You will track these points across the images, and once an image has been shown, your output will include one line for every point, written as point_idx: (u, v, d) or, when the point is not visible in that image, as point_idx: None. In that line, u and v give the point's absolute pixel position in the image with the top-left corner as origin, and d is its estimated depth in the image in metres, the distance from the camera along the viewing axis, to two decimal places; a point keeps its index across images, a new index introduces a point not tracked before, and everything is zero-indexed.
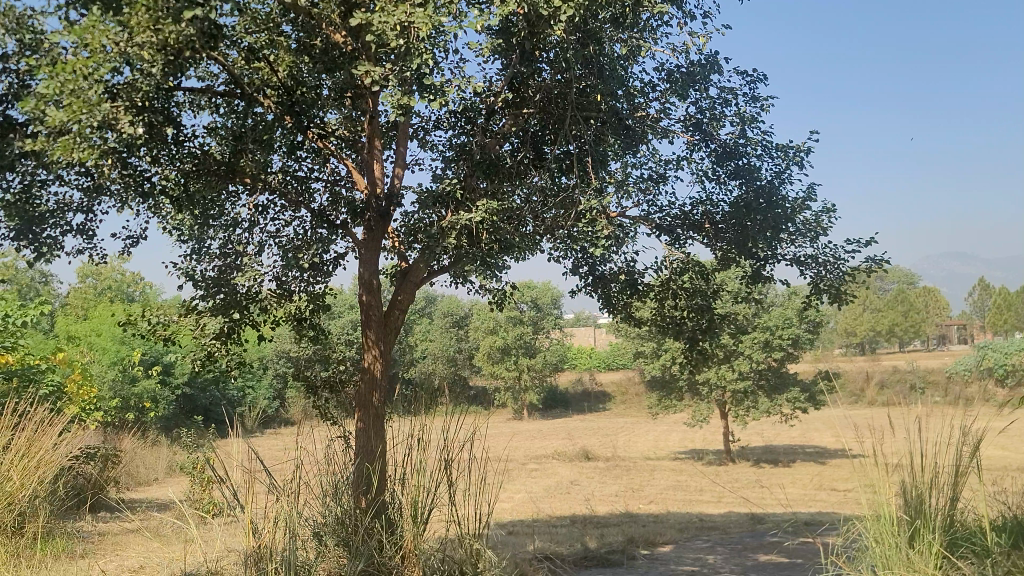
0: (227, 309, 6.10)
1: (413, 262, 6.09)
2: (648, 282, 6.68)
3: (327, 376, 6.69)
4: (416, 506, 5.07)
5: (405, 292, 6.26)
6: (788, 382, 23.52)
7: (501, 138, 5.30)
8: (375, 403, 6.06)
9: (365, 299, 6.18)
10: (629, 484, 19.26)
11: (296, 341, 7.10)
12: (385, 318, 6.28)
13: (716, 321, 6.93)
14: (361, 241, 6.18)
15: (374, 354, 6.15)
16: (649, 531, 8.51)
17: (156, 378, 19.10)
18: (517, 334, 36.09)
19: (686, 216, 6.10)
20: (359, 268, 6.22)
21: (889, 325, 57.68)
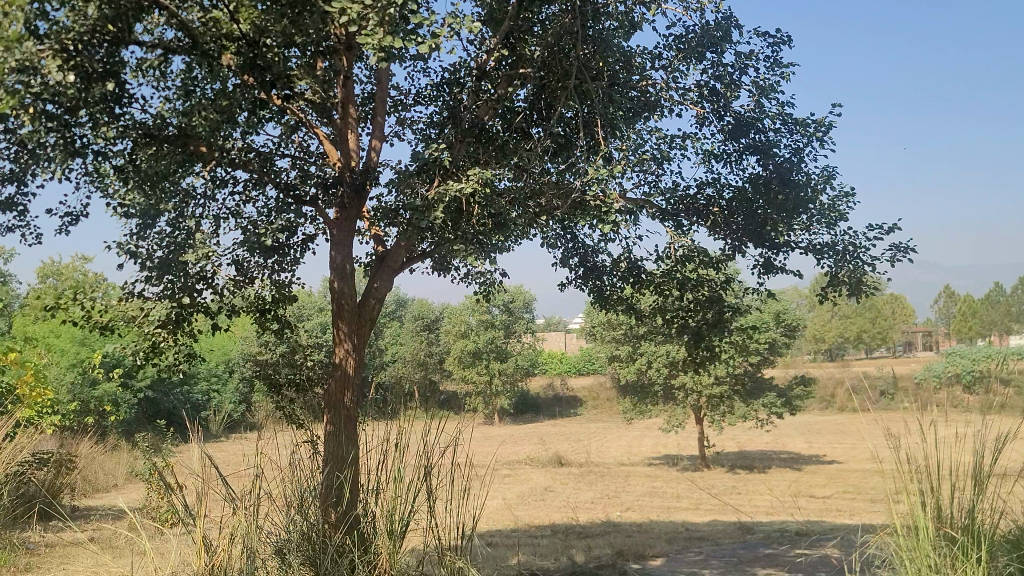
0: (177, 295, 5.56)
1: (392, 245, 5.61)
2: (651, 270, 6.26)
3: (296, 373, 6.19)
4: (392, 520, 4.55)
5: (381, 278, 5.76)
6: (764, 387, 23.27)
7: (497, 106, 4.92)
8: (347, 403, 5.51)
9: (337, 286, 5.66)
10: (606, 491, 18.79)
11: (259, 335, 6.57)
12: (358, 308, 5.73)
13: (725, 316, 6.50)
14: (333, 221, 5.67)
15: (346, 349, 5.60)
16: (638, 542, 8.00)
17: (117, 380, 18.24)
18: (488, 338, 35.57)
19: (687, 199, 5.74)
20: (331, 252, 5.71)
21: (856, 331, 58.08)
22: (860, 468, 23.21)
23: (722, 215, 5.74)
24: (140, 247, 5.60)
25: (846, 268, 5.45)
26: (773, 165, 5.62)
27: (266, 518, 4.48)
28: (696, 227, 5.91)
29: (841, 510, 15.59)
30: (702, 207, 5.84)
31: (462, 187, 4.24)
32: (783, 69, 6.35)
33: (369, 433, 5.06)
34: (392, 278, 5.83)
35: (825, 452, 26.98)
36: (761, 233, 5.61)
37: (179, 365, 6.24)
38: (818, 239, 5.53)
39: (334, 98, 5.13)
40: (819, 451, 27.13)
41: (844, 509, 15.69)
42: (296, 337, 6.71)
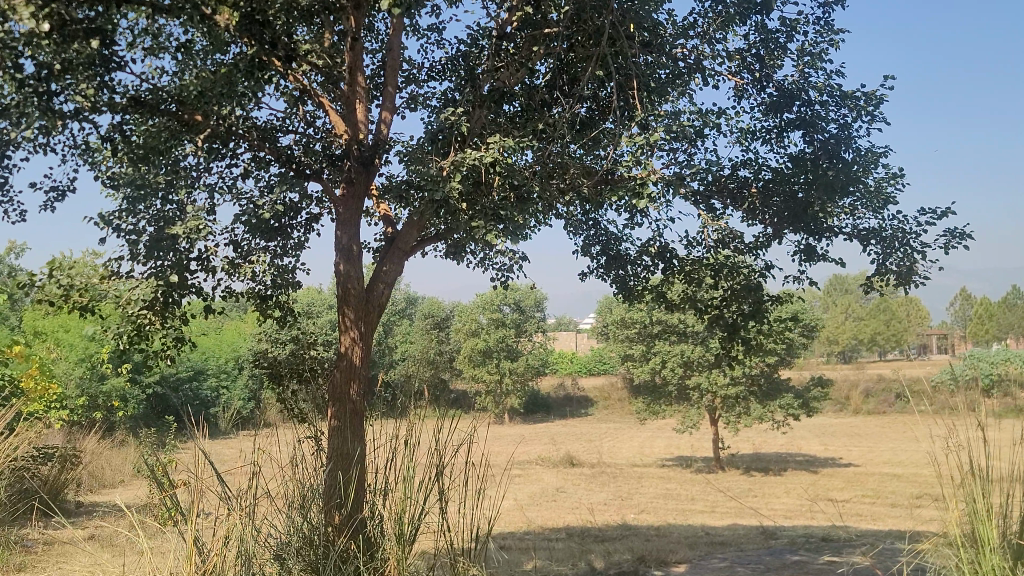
0: (164, 269, 5.26)
1: (403, 226, 5.33)
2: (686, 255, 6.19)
3: (297, 365, 5.89)
4: (401, 523, 4.18)
5: (391, 262, 5.47)
6: (780, 388, 22.81)
7: (522, 73, 4.80)
8: (353, 397, 5.18)
9: (343, 270, 5.34)
10: (619, 492, 18.42)
11: (258, 322, 6.36)
12: (366, 294, 5.40)
13: (765, 305, 6.34)
14: (338, 198, 5.40)
15: (352, 337, 5.28)
16: (657, 547, 7.63)
17: (125, 376, 17.94)
18: (500, 337, 35.18)
19: (718, 181, 5.69)
20: (338, 233, 5.41)
21: (871, 334, 57.70)
22: (877, 471, 22.79)
23: (758, 198, 5.67)
24: (126, 222, 5.33)
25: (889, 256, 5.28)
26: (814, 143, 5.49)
27: (263, 518, 4.16)
28: (727, 210, 5.89)
29: (863, 515, 15.19)
30: (734, 189, 5.79)
31: (480, 156, 4.15)
32: (834, 34, 6.16)
33: (376, 429, 4.72)
34: (402, 262, 5.55)
35: (840, 454, 26.52)
36: (804, 216, 5.49)
37: (167, 351, 6.03)
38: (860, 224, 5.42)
39: (341, 64, 5.03)
40: (836, 454, 26.66)
41: (866, 513, 15.28)
42: (297, 325, 6.46)
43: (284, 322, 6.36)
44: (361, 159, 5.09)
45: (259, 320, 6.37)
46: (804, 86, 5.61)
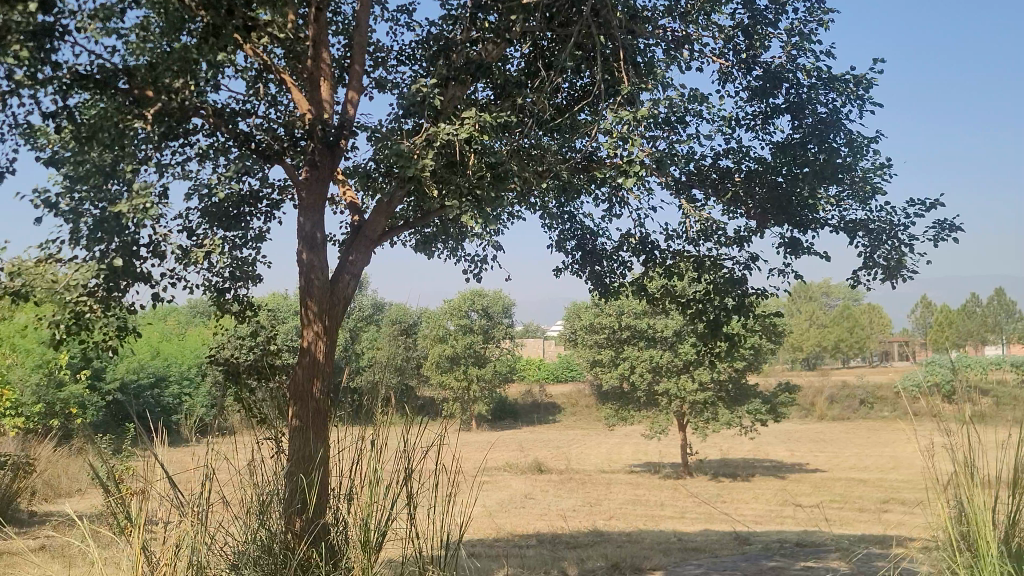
0: (108, 252, 4.97)
1: (369, 214, 5.17)
2: (663, 248, 6.42)
3: (254, 363, 5.63)
4: (367, 529, 3.94)
5: (358, 251, 5.28)
6: (748, 394, 22.77)
7: (499, 47, 4.95)
8: (316, 394, 4.93)
9: (307, 259, 5.12)
10: (587, 499, 18.24)
11: (218, 316, 6.18)
12: (331, 286, 5.19)
13: (750, 301, 6.32)
14: (301, 182, 5.26)
15: (316, 331, 5.05)
16: (631, 553, 7.45)
17: (83, 382, 17.36)
18: (467, 343, 34.85)
19: (701, 172, 5.83)
20: (302, 222, 5.21)
21: (835, 341, 58.50)
22: (844, 476, 22.83)
23: (742, 187, 5.79)
24: (66, 205, 5.03)
25: (880, 249, 5.50)
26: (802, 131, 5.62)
27: (216, 522, 3.90)
28: (710, 199, 6.03)
29: (831, 520, 15.17)
30: (717, 180, 5.93)
31: (455, 132, 4.29)
32: (824, 13, 6.33)
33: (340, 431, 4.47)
34: (368, 253, 5.37)
35: (807, 459, 26.58)
36: (790, 207, 5.62)
37: (109, 342, 5.78)
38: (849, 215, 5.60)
39: (306, 40, 5.13)
40: (802, 460, 26.72)
41: (834, 519, 15.25)
42: (257, 319, 6.26)
43: (243, 316, 6.14)
44: (325, 139, 5.02)
45: (216, 316, 6.18)
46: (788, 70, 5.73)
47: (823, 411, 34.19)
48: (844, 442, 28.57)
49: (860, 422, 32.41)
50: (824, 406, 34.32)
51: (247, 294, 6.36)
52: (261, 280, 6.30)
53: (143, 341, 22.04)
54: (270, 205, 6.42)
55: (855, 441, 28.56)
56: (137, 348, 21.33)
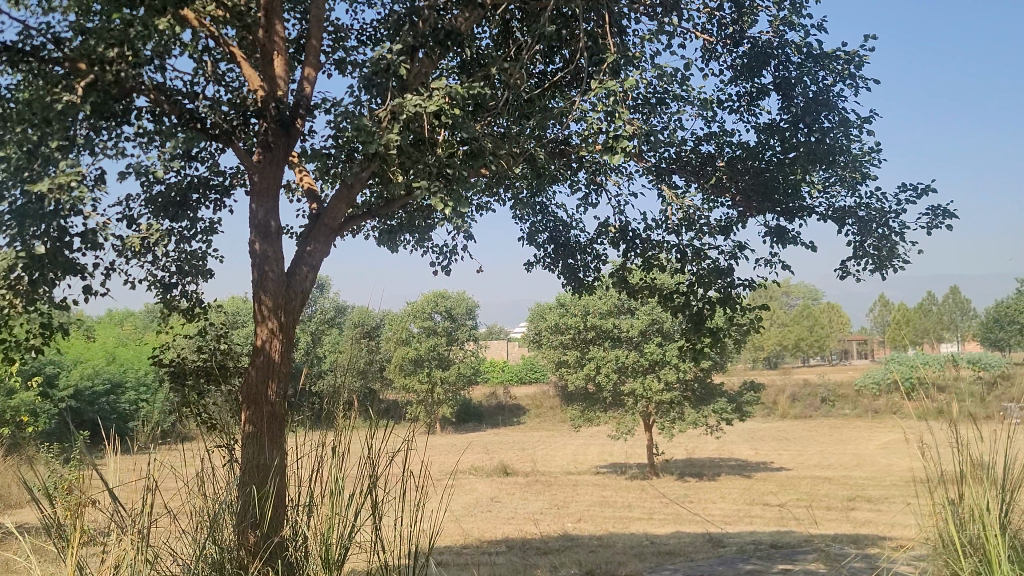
0: (29, 244, 4.58)
1: (330, 199, 4.92)
2: (641, 236, 6.40)
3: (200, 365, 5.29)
4: (329, 543, 3.65)
5: (316, 241, 5.00)
6: (714, 392, 22.74)
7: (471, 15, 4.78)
8: (271, 396, 4.60)
9: (261, 250, 4.83)
10: (554, 501, 17.97)
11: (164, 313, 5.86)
12: (287, 279, 4.88)
13: (729, 294, 6.14)
14: (253, 163, 5.00)
15: (270, 328, 4.74)
16: (605, 560, 7.22)
17: (34, 389, 16.63)
18: (431, 345, 34.43)
19: (681, 157, 5.77)
20: (258, 209, 4.93)
21: (795, 340, 59.03)
22: (808, 474, 22.88)
23: (725, 172, 5.75)
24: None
25: (869, 239, 5.55)
26: (788, 113, 5.58)
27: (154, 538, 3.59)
28: (688, 185, 5.99)
29: (799, 520, 15.14)
30: (697, 165, 5.87)
31: (423, 103, 4.12)
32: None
33: (297, 435, 4.15)
34: (328, 244, 5.10)
35: (771, 458, 26.65)
36: (772, 190, 5.57)
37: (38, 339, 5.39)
38: (836, 203, 5.64)
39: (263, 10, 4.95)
40: (767, 458, 26.80)
41: (802, 518, 15.24)
42: (206, 316, 5.93)
43: (192, 314, 5.80)
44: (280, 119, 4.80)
45: (162, 314, 5.87)
46: (774, 49, 5.66)
47: (785, 410, 34.39)
48: (807, 441, 28.70)
49: (821, 421, 32.63)
50: (786, 405, 34.54)
51: (196, 288, 6.04)
52: (212, 275, 6.00)
53: (97, 347, 21.31)
54: (221, 194, 6.13)
55: (818, 440, 28.73)
56: (91, 354, 20.57)
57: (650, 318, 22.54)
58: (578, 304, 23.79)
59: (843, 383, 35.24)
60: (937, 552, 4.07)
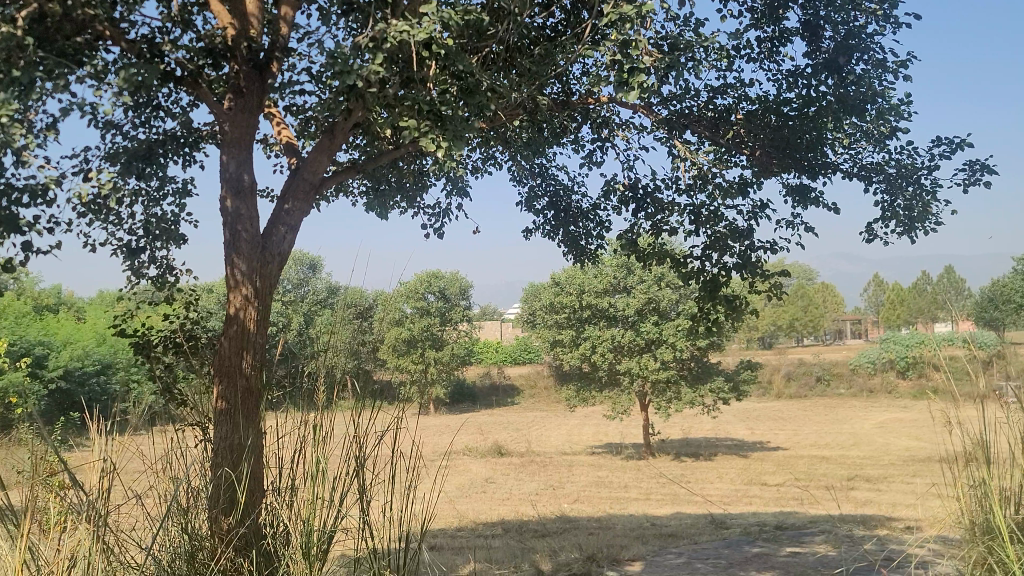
0: None
1: (313, 152, 4.60)
2: (651, 193, 6.10)
3: (168, 334, 4.94)
4: (309, 533, 3.35)
5: (296, 198, 4.69)
6: (711, 371, 22.50)
7: None
8: (246, 368, 4.28)
9: (236, 209, 4.51)
10: (550, 482, 17.71)
11: (137, 279, 5.55)
12: (263, 241, 4.56)
13: (741, 260, 5.84)
14: (224, 111, 4.66)
15: (245, 294, 4.41)
16: (606, 543, 6.91)
17: (19, 368, 16.17)
18: (424, 325, 34.09)
19: (693, 110, 5.48)
20: (234, 161, 4.60)
21: (789, 320, 58.88)
22: (805, 453, 22.68)
23: (742, 126, 5.44)
24: None
25: (897, 198, 5.30)
26: (815, 59, 5.23)
27: (116, 531, 3.31)
28: (701, 142, 5.67)
29: (798, 500, 14.96)
30: (710, 119, 5.57)
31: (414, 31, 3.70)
32: None
33: (274, 413, 3.84)
34: (308, 202, 4.77)
35: (767, 438, 26.49)
36: (792, 143, 5.26)
37: None
38: (863, 159, 5.37)
39: None
40: (763, 437, 26.62)
41: (801, 498, 15.05)
42: (178, 283, 5.59)
43: (161, 280, 5.47)
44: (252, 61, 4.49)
45: (132, 280, 5.54)
46: None
47: (780, 389, 34.21)
48: (802, 421, 28.57)
49: (816, 401, 32.48)
50: (781, 384, 34.36)
51: (168, 254, 5.71)
52: (186, 239, 5.67)
53: (87, 327, 20.76)
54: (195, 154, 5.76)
55: (813, 420, 28.56)
56: (80, 335, 20.06)
57: (647, 297, 22.27)
58: (574, 282, 23.44)
59: (837, 363, 35.10)
60: (971, 538, 3.80)
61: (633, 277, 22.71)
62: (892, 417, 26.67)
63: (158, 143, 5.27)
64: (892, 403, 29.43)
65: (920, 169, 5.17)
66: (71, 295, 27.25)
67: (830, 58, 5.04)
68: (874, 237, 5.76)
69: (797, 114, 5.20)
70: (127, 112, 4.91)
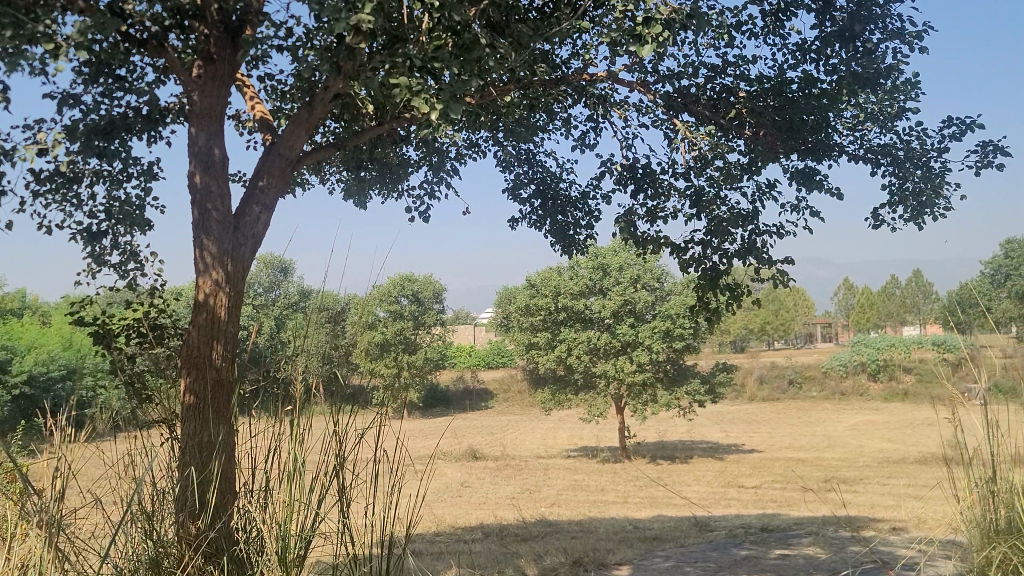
0: None
1: (292, 126, 4.40)
2: (646, 174, 5.94)
3: (131, 323, 4.67)
4: (286, 538, 3.10)
5: (272, 176, 4.45)
6: (687, 374, 22.42)
7: None
8: (215, 359, 4.02)
9: (209, 187, 4.28)
10: (526, 485, 17.50)
11: (99, 266, 5.28)
12: (234, 223, 4.31)
13: (736, 249, 5.68)
14: (193, 80, 4.41)
15: (215, 279, 4.15)
16: (591, 547, 6.70)
17: None
18: (397, 329, 33.70)
19: (692, 89, 5.38)
20: (205, 133, 4.36)
21: (761, 323, 59.13)
22: (780, 456, 22.64)
23: (744, 106, 5.31)
24: None
25: (907, 181, 5.20)
26: (824, 31, 5.07)
27: (73, 536, 3.06)
28: (700, 124, 5.52)
29: (776, 502, 14.90)
30: (709, 100, 5.43)
31: None
32: None
33: (244, 407, 3.59)
34: (284, 180, 4.53)
35: (742, 440, 26.47)
36: (794, 125, 5.13)
37: None
38: (870, 140, 5.29)
39: None
40: (737, 440, 26.59)
41: (780, 500, 14.97)
42: (142, 271, 5.34)
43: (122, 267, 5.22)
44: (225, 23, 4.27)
45: (93, 266, 5.27)
46: None
47: (753, 392, 34.21)
48: (776, 424, 28.58)
49: (788, 403, 32.56)
50: (754, 387, 34.36)
51: (131, 240, 5.44)
52: (152, 224, 5.41)
53: (50, 330, 20.17)
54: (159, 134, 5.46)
55: (787, 423, 28.57)
56: (44, 338, 19.49)
57: (623, 299, 22.10)
58: (549, 284, 23.22)
59: (808, 366, 35.24)
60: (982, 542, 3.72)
61: (610, 279, 22.55)
62: (864, 420, 26.78)
63: (122, 118, 5.02)
64: (863, 405, 29.56)
65: (929, 150, 5.07)
66: (34, 298, 26.55)
67: (842, 27, 4.93)
68: (880, 221, 5.65)
69: (800, 93, 5.08)
70: (86, 80, 4.62)
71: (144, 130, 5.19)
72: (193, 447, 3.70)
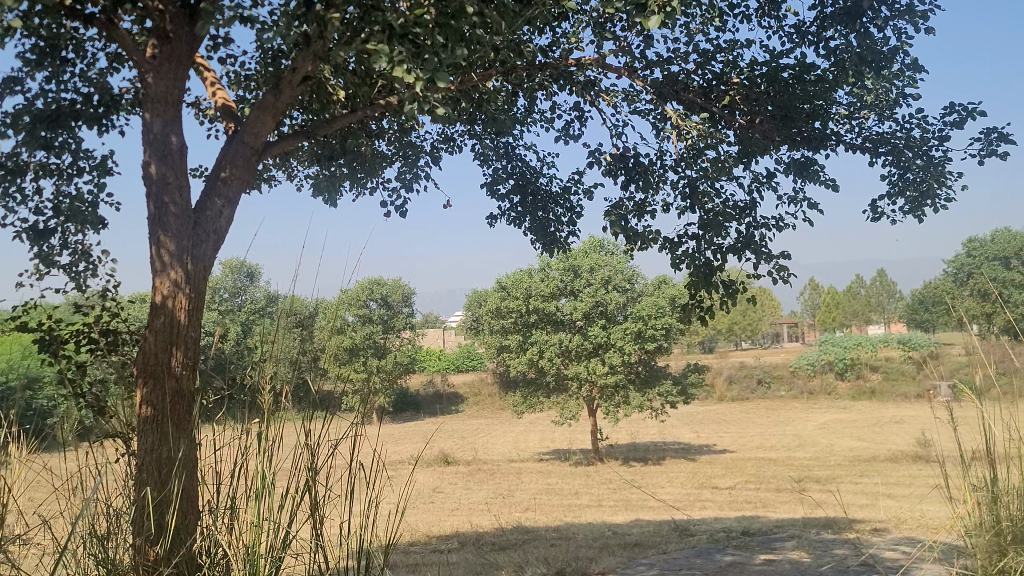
0: None
1: (257, 113, 4.15)
2: (630, 168, 5.76)
3: (83, 329, 4.37)
4: (254, 560, 2.86)
5: (236, 167, 4.20)
6: (659, 375, 22.29)
7: None
8: (174, 366, 3.76)
9: (169, 180, 4.02)
10: (499, 490, 17.27)
11: (49, 266, 4.98)
12: (193, 220, 4.05)
13: (723, 244, 5.51)
14: (147, 61, 4.15)
15: (173, 280, 3.89)
16: (572, 555, 6.49)
17: None
18: (366, 333, 33.27)
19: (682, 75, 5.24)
20: (167, 120, 4.09)
21: (729, 323, 59.30)
22: (752, 456, 22.60)
23: (738, 92, 5.15)
24: None
25: (908, 171, 5.07)
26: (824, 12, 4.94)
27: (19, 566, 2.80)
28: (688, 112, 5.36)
29: (751, 503, 14.78)
30: (699, 87, 5.29)
31: None
32: None
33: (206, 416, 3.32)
34: (248, 171, 4.28)
35: (713, 441, 26.43)
36: (789, 112, 5.01)
37: None
38: (868, 128, 5.17)
39: None
40: (709, 441, 26.55)
41: (755, 502, 14.88)
42: (96, 270, 5.06)
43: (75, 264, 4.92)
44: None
45: (42, 266, 4.96)
46: None
47: (723, 392, 34.20)
48: (747, 424, 28.56)
49: (758, 403, 32.60)
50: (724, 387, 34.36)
51: (82, 239, 5.14)
52: (106, 220, 5.11)
53: None
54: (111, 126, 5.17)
55: (757, 422, 28.58)
56: None
57: (594, 301, 21.89)
58: (520, 286, 23.00)
59: (777, 365, 35.32)
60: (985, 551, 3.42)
61: (581, 281, 22.35)
62: (834, 419, 26.85)
63: (70, 107, 4.74)
64: (832, 404, 29.66)
65: (931, 137, 4.94)
66: None
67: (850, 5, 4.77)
68: (881, 214, 5.50)
69: (795, 78, 4.94)
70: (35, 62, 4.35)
71: (94, 119, 4.90)
72: (150, 463, 3.43)
